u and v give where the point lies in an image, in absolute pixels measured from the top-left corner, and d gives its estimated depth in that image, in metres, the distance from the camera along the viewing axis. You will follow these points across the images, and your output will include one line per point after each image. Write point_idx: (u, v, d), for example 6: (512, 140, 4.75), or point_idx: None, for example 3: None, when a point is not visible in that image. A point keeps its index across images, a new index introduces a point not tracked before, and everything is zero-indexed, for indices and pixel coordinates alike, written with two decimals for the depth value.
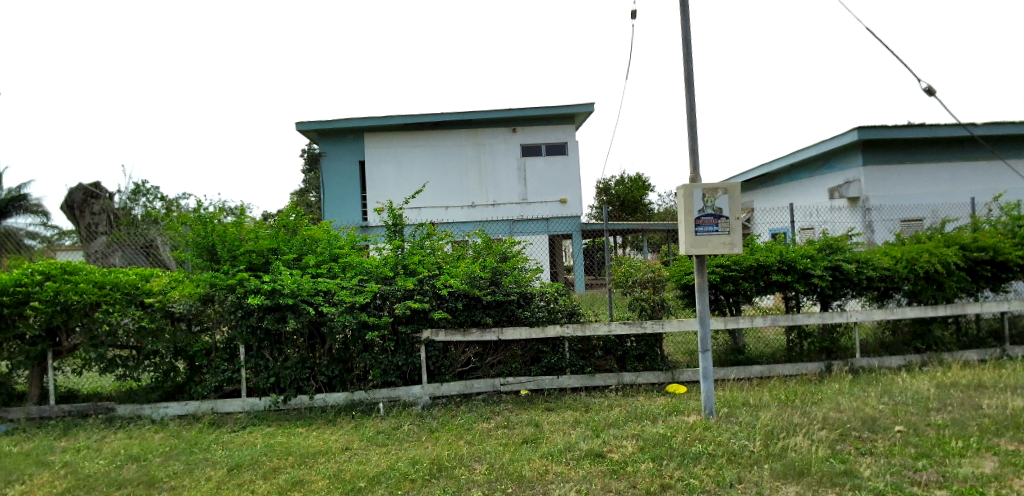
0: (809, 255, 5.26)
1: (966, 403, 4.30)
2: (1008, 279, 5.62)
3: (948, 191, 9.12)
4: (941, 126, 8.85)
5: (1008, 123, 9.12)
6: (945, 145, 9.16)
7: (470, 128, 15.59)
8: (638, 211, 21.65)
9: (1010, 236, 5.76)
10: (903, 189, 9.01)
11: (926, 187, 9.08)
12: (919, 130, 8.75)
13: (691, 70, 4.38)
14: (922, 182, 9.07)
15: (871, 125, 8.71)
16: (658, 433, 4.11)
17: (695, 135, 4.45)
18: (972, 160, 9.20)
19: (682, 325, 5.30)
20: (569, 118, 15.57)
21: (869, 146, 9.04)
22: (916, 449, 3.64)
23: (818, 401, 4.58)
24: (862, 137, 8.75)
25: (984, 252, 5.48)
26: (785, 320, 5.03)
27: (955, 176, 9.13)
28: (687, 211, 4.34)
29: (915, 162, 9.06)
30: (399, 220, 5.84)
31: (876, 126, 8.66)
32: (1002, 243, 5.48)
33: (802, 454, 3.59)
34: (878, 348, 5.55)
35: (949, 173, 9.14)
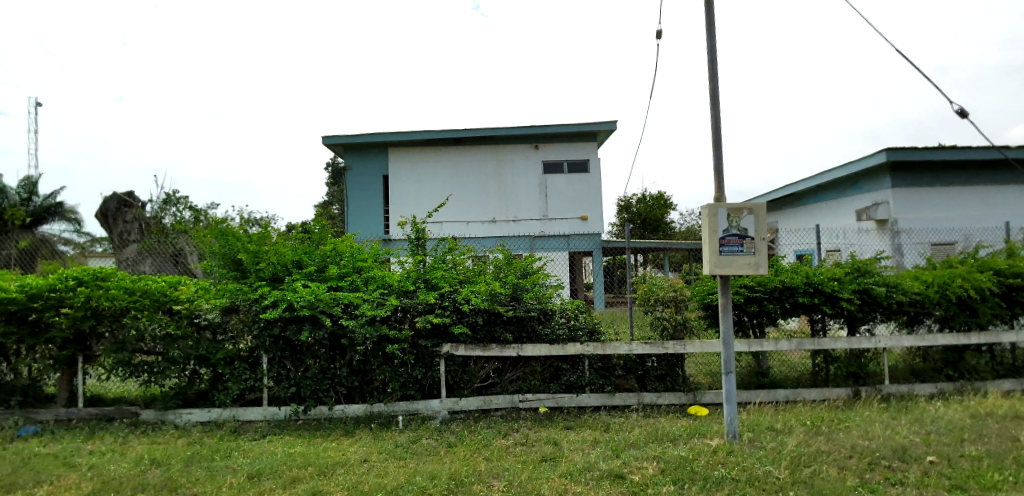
0: (837, 277, 5.08)
1: (1002, 435, 4.16)
2: None
3: (979, 215, 8.89)
4: (973, 149, 8.65)
5: None
6: (977, 168, 8.94)
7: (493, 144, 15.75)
8: (659, 229, 21.51)
9: None
10: (935, 212, 8.78)
11: (958, 210, 8.85)
12: (948, 152, 8.59)
13: (718, 90, 4.40)
14: (953, 205, 8.84)
15: (900, 146, 8.55)
16: (679, 456, 4.10)
17: (720, 154, 4.53)
18: (1004, 184, 8.96)
19: (704, 346, 5.15)
20: (591, 135, 15.63)
21: (897, 167, 8.87)
22: (948, 480, 3.55)
23: (845, 428, 4.47)
24: (890, 158, 8.58)
25: (1022, 278, 5.28)
26: (812, 344, 4.89)
27: (987, 199, 8.92)
28: (712, 230, 4.53)
29: (946, 185, 8.85)
30: (422, 234, 5.92)
31: (905, 148, 8.49)
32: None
33: (830, 482, 3.55)
34: (908, 375, 5.35)
35: (981, 196, 8.92)
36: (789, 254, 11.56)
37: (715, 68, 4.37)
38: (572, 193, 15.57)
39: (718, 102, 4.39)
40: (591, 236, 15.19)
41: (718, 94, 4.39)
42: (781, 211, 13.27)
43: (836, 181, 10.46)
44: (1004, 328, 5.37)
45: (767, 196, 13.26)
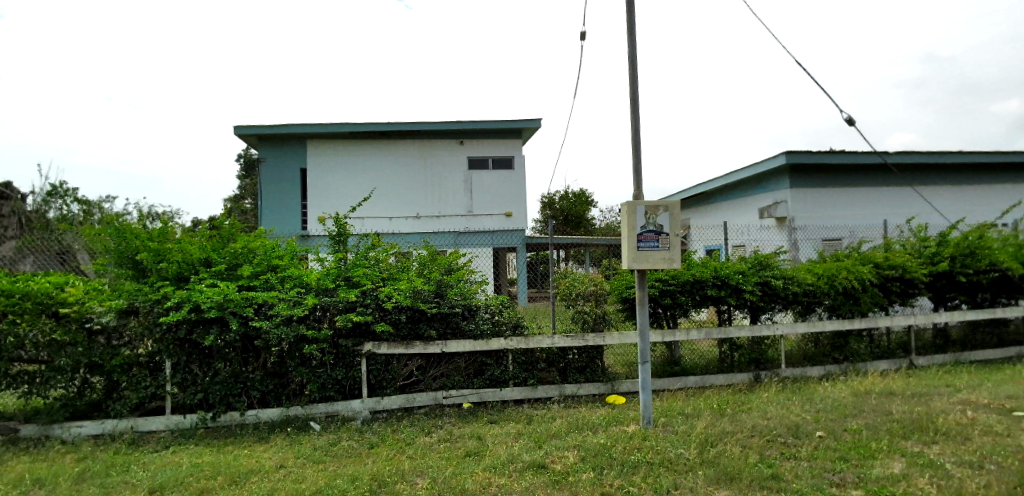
0: (741, 271, 5.45)
1: (878, 410, 4.67)
2: (915, 294, 6.04)
3: (863, 214, 9.85)
4: (859, 154, 9.51)
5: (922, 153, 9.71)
6: (861, 172, 9.87)
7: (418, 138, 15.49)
8: (581, 226, 22.16)
9: (918, 255, 6.09)
10: (825, 211, 9.66)
11: (845, 210, 9.77)
12: (837, 156, 9.42)
13: (636, 91, 4.58)
14: (842, 205, 9.75)
15: (797, 150, 9.29)
16: (599, 443, 4.26)
17: (638, 155, 4.80)
18: (884, 186, 9.96)
19: (622, 338, 5.37)
20: (516, 132, 15.77)
21: (794, 170, 9.64)
22: (834, 452, 4.03)
23: (747, 409, 4.83)
24: (789, 161, 9.31)
25: (895, 270, 5.88)
26: (719, 334, 5.23)
27: (870, 201, 9.89)
28: (630, 226, 4.77)
29: (836, 187, 9.76)
30: (343, 230, 5.73)
31: (802, 152, 9.25)
32: (909, 263, 5.89)
33: (733, 460, 3.90)
34: (802, 359, 5.81)
35: (864, 195, 9.90)
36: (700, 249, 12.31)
37: (634, 71, 4.54)
38: (497, 190, 15.62)
39: (637, 105, 4.63)
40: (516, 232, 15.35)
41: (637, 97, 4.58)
42: (694, 209, 14.04)
43: (742, 181, 11.20)
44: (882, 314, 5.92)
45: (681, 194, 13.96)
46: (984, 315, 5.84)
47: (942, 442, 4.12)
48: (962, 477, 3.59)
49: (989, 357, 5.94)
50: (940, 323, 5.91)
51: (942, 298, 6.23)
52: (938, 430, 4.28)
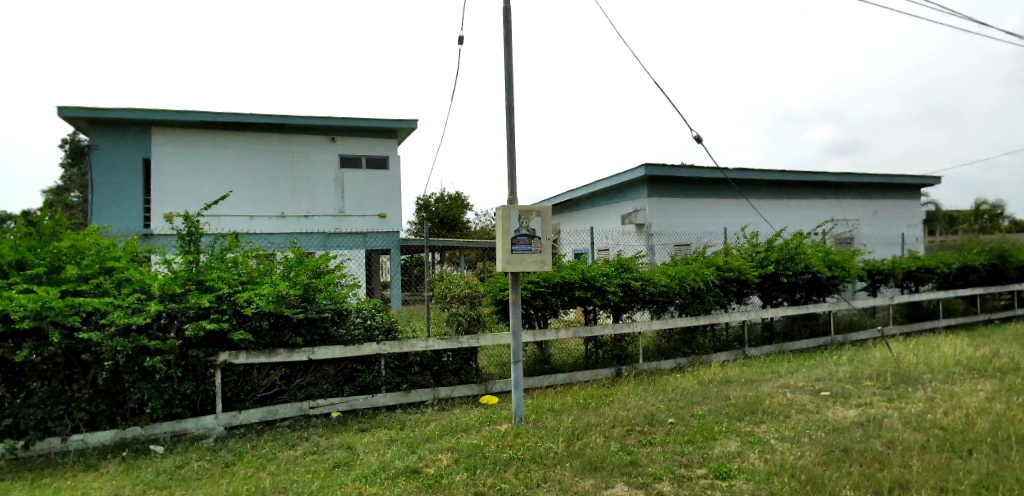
0: (605, 273, 5.83)
1: (719, 396, 5.25)
2: (748, 294, 6.86)
3: (709, 222, 11.04)
4: (707, 169, 10.62)
5: (758, 170, 11.10)
6: (708, 185, 11.05)
7: (285, 132, 14.56)
8: (457, 228, 22.37)
9: (750, 259, 6.97)
10: (677, 219, 10.68)
11: (695, 218, 10.89)
12: (688, 171, 10.44)
13: (512, 99, 4.73)
14: (692, 214, 10.85)
15: (655, 163, 10.14)
16: (472, 444, 4.31)
17: (513, 160, 4.94)
18: (726, 198, 11.25)
19: (495, 339, 5.48)
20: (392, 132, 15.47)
21: (652, 181, 10.53)
22: (683, 436, 4.49)
23: (610, 402, 5.17)
24: (648, 173, 10.15)
25: (733, 272, 6.64)
26: (585, 332, 5.54)
27: (716, 211, 11.12)
28: (504, 230, 4.88)
29: (688, 197, 10.82)
30: (196, 229, 5.21)
31: (658, 165, 10.13)
32: (744, 266, 6.70)
33: (597, 450, 4.18)
34: (658, 354, 6.34)
35: (714, 204, 11.10)
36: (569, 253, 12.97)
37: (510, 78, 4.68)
38: (369, 190, 15.14)
39: (512, 114, 4.85)
40: (390, 234, 15.01)
41: (512, 104, 4.74)
42: (564, 214, 14.75)
43: (606, 190, 11.98)
44: (722, 311, 6.65)
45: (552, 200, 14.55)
46: (801, 312, 6.71)
47: (768, 421, 4.73)
48: (783, 451, 4.19)
49: (803, 347, 6.91)
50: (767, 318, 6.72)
51: (770, 297, 7.14)
52: (766, 411, 4.91)
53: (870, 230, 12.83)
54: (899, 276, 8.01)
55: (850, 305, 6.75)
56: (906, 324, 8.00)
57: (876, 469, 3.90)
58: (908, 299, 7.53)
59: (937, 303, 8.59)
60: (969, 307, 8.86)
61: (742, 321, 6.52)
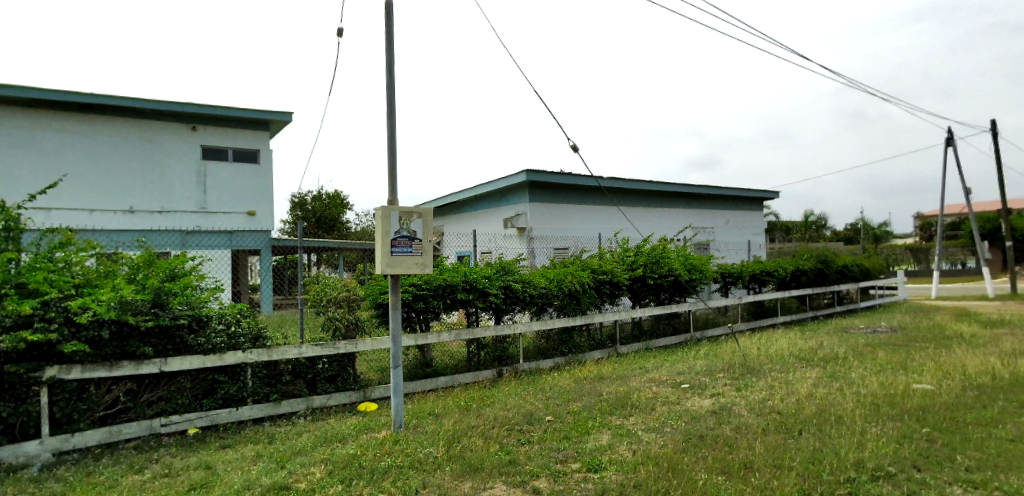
0: (487, 276, 5.91)
1: (593, 392, 5.53)
2: (619, 295, 7.32)
3: (587, 227, 11.64)
4: (586, 177, 11.19)
5: (632, 180, 11.93)
6: (587, 192, 11.64)
7: (137, 116, 13.08)
8: (335, 228, 21.70)
9: (621, 262, 7.47)
10: (558, 224, 11.12)
11: (575, 223, 11.42)
12: (567, 178, 10.93)
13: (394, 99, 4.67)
14: (572, 219, 11.37)
15: (536, 169, 10.49)
16: (347, 454, 4.15)
17: (394, 160, 4.80)
18: (603, 205, 11.93)
19: (375, 344, 5.33)
20: (264, 124, 14.59)
21: (533, 187, 10.87)
22: (559, 433, 4.66)
23: (490, 403, 5.24)
24: (530, 178, 10.47)
25: (606, 274, 7.07)
26: (467, 334, 5.56)
27: (594, 216, 11.76)
28: (384, 231, 4.68)
29: (568, 203, 11.32)
30: (16, 223, 4.47)
31: (539, 171, 10.48)
32: (615, 269, 7.15)
33: (476, 452, 4.21)
34: (537, 354, 6.55)
35: (593, 211, 11.73)
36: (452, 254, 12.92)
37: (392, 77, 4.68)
38: (237, 184, 14.16)
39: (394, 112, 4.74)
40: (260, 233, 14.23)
41: (393, 102, 4.68)
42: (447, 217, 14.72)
43: (489, 193, 12.11)
44: (596, 311, 7.03)
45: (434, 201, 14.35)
46: (664, 311, 7.30)
47: (636, 413, 5.06)
48: (648, 441, 4.51)
49: (667, 343, 7.51)
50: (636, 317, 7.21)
51: (639, 298, 7.66)
52: (634, 404, 5.26)
53: (725, 237, 14.34)
54: (746, 278, 9.03)
55: (705, 304, 7.48)
56: (751, 321, 9.03)
57: (726, 451, 4.32)
58: (754, 298, 8.51)
59: (775, 302, 9.82)
60: (799, 305, 10.23)
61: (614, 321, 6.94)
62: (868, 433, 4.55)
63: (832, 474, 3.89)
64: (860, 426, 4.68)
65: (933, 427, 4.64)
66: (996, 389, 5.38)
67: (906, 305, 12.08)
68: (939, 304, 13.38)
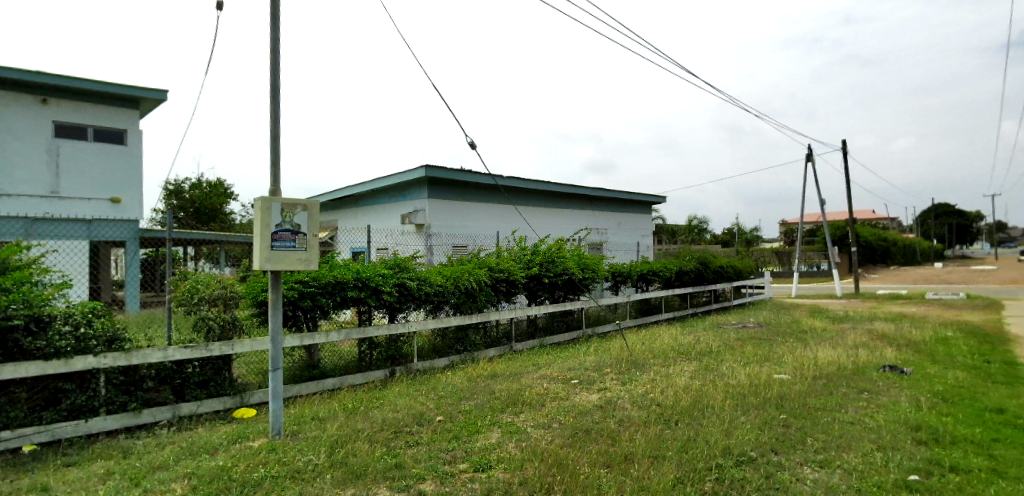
0: (381, 273, 5.74)
1: (485, 390, 5.56)
2: (516, 293, 7.40)
3: (485, 225, 11.71)
4: (485, 175, 11.24)
5: (531, 180, 12.19)
6: (486, 190, 11.68)
7: None
8: (216, 220, 20.53)
9: (518, 260, 7.58)
10: (457, 221, 11.08)
11: (475, 220, 11.46)
12: (467, 175, 10.92)
13: (277, 83, 4.40)
14: (472, 217, 11.40)
15: (436, 165, 10.35)
16: (216, 466, 3.82)
17: (277, 147, 4.48)
18: (503, 203, 12.07)
19: (254, 345, 5.01)
20: (133, 101, 13.20)
21: (432, 183, 10.72)
22: (448, 433, 4.62)
23: (379, 405, 5.10)
24: (428, 174, 10.32)
25: (503, 272, 7.13)
26: (357, 333, 5.35)
27: (494, 214, 11.87)
28: (264, 224, 4.37)
29: (468, 200, 11.32)
30: None
31: (439, 167, 10.36)
32: (512, 267, 7.23)
33: (360, 457, 4.05)
34: (432, 353, 6.47)
35: (493, 208, 11.84)
36: (345, 251, 12.35)
37: (277, 59, 4.40)
38: (98, 167, 12.68)
39: (277, 96, 4.43)
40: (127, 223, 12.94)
41: (277, 85, 4.38)
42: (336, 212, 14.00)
43: (386, 187, 11.77)
44: (493, 310, 7.07)
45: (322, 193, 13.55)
46: (559, 308, 7.50)
47: (526, 410, 5.15)
48: (537, 437, 4.58)
49: (560, 340, 7.74)
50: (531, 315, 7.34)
51: (535, 296, 7.82)
52: (525, 401, 5.35)
53: (617, 238, 15.09)
54: (634, 277, 9.54)
55: (596, 302, 7.80)
56: (638, 318, 9.56)
57: (609, 444, 4.50)
58: (640, 296, 9.02)
59: (659, 299, 10.48)
60: (681, 303, 11.02)
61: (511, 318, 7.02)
62: (735, 421, 4.95)
63: (702, 461, 4.18)
64: (728, 415, 5.08)
65: (789, 413, 5.16)
66: (838, 377, 6.10)
67: (772, 303, 13.43)
68: (799, 302, 15.05)
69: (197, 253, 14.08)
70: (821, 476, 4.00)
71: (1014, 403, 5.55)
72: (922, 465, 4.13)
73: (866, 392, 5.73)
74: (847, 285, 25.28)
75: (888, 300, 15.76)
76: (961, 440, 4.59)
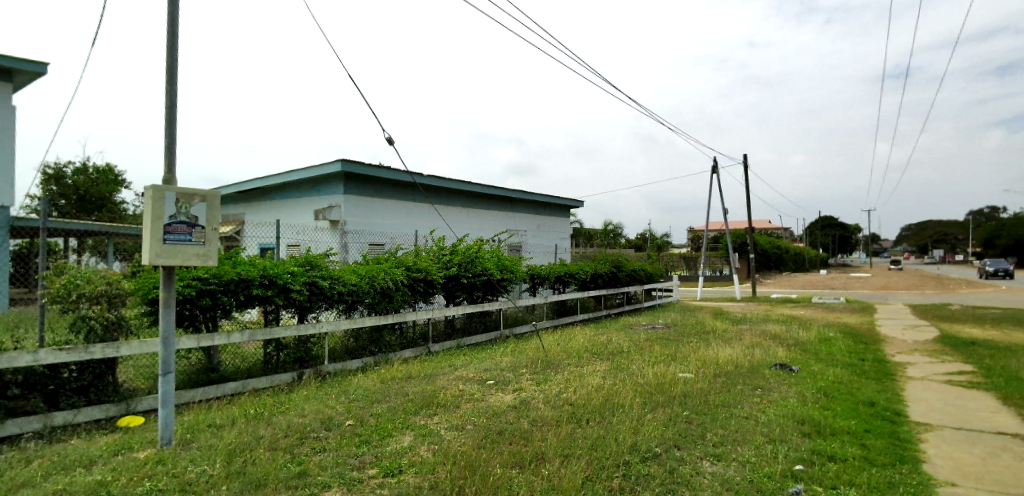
0: (290, 271, 5.47)
1: (399, 393, 5.45)
2: (433, 293, 7.32)
3: (404, 223, 11.53)
4: (404, 173, 11.07)
5: (452, 180, 12.16)
6: (406, 188, 11.52)
7: None
8: (104, 208, 19.01)
9: (436, 260, 7.51)
10: (374, 218, 10.81)
11: (394, 218, 11.25)
12: (386, 171, 10.70)
13: (174, 63, 4.08)
14: (390, 215, 11.17)
15: (352, 159, 10.06)
16: (92, 482, 3.45)
17: (173, 131, 4.14)
18: (422, 202, 11.95)
19: (143, 347, 4.61)
20: (5, 74, 11.78)
21: (349, 178, 10.39)
22: (358, 438, 4.46)
23: (284, 410, 4.85)
24: (344, 168, 10.00)
25: (420, 272, 7.03)
26: (263, 334, 5.06)
27: (413, 213, 11.71)
28: (155, 214, 4.00)
29: (386, 198, 11.09)
30: None
31: (356, 162, 10.08)
32: (431, 267, 7.15)
33: (261, 465, 3.82)
34: (344, 354, 6.26)
35: (411, 207, 11.68)
36: (252, 248, 11.65)
37: (174, 36, 4.08)
38: None
39: (175, 76, 4.09)
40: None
41: (174, 64, 4.06)
42: (242, 206, 13.14)
43: (300, 181, 11.25)
44: (410, 310, 6.95)
45: (227, 184, 12.67)
46: (476, 309, 7.51)
47: (441, 412, 5.09)
48: (450, 439, 4.54)
49: (478, 341, 7.75)
50: (448, 316, 7.29)
51: (453, 297, 7.79)
52: (440, 403, 5.29)
53: (535, 240, 15.39)
54: (551, 279, 9.75)
55: (513, 303, 7.89)
56: (554, 319, 9.79)
57: (522, 445, 4.54)
58: (557, 298, 9.24)
59: (575, 301, 10.79)
60: (595, 305, 11.41)
61: (427, 319, 6.93)
62: (642, 419, 5.15)
63: (610, 459, 4.31)
64: (635, 413, 5.29)
65: (692, 410, 5.45)
66: (735, 375, 6.53)
67: (680, 305, 14.23)
68: (704, 304, 16.08)
69: (80, 246, 12.73)
70: (718, 469, 4.25)
71: (882, 396, 6.21)
72: (806, 455, 4.50)
73: (759, 388, 6.18)
74: (746, 289, 27.28)
75: (781, 303, 17.19)
76: (839, 431, 5.05)
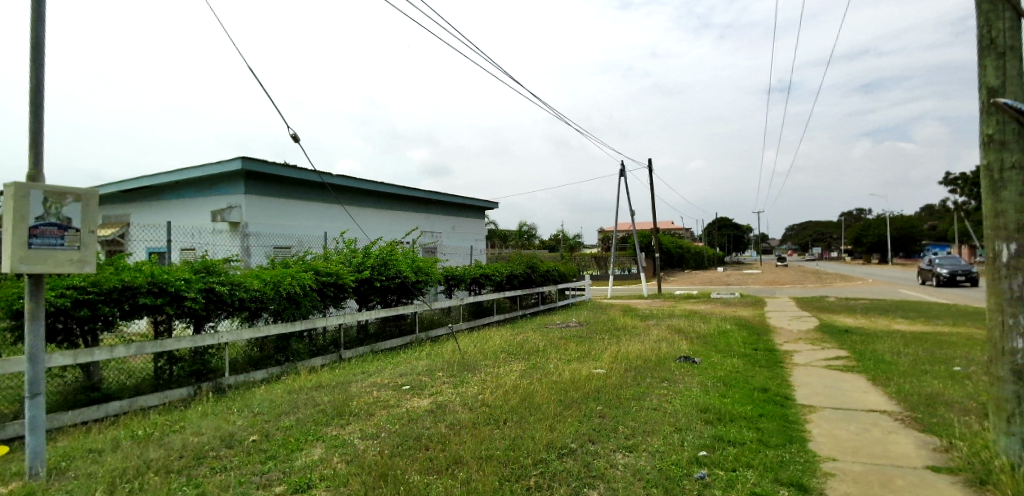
0: (183, 277, 5.09)
1: (308, 403, 5.21)
2: (344, 297, 7.09)
3: (312, 225, 11.09)
4: (312, 172, 10.68)
5: (364, 181, 11.87)
6: (313, 188, 11.10)
7: None
8: None
9: (347, 263, 7.28)
10: (279, 220, 10.31)
11: (300, 220, 10.79)
12: (292, 171, 10.26)
13: (40, 46, 3.67)
14: (296, 216, 10.70)
15: (254, 157, 9.55)
16: None
17: (39, 122, 3.71)
18: (332, 203, 11.56)
19: (6, 366, 4.08)
20: None
21: (250, 177, 9.84)
22: (263, 454, 4.21)
23: (178, 429, 4.47)
24: (244, 166, 9.46)
25: (330, 276, 6.77)
26: (152, 347, 4.65)
27: (322, 214, 11.31)
28: (18, 215, 3.56)
29: (292, 199, 10.62)
30: None
31: (258, 160, 9.58)
32: (342, 270, 6.92)
33: (151, 491, 3.49)
34: (247, 365, 5.91)
35: (320, 208, 11.27)
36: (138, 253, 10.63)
37: (40, 17, 3.67)
38: None
39: (40, 60, 3.68)
40: None
41: (40, 48, 3.65)
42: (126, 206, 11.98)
43: (196, 180, 10.47)
44: (319, 316, 6.68)
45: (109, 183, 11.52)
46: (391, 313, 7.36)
47: (353, 421, 4.92)
48: (364, 449, 4.39)
49: (392, 345, 7.60)
50: (361, 321, 7.09)
51: (366, 300, 7.58)
52: (352, 412, 5.12)
53: (450, 242, 15.37)
54: (466, 281, 9.77)
55: (428, 305, 7.81)
56: (471, 320, 9.80)
57: (439, 449, 4.49)
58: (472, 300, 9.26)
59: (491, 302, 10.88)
60: (511, 305, 11.57)
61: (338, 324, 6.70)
62: (559, 416, 5.27)
63: (528, 458, 4.36)
64: (550, 410, 5.41)
65: (605, 404, 5.66)
66: (643, 369, 6.86)
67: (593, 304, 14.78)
68: (614, 301, 16.84)
69: None
70: (630, 460, 4.43)
71: (772, 383, 6.77)
72: (709, 441, 4.81)
73: (666, 380, 6.53)
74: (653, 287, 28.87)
75: (685, 300, 18.32)
76: (737, 417, 5.45)
